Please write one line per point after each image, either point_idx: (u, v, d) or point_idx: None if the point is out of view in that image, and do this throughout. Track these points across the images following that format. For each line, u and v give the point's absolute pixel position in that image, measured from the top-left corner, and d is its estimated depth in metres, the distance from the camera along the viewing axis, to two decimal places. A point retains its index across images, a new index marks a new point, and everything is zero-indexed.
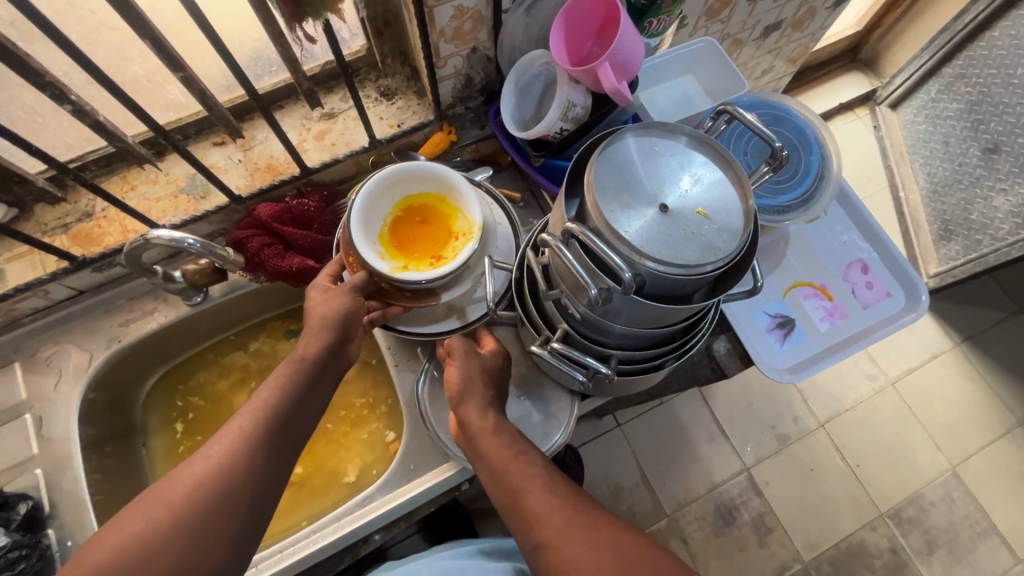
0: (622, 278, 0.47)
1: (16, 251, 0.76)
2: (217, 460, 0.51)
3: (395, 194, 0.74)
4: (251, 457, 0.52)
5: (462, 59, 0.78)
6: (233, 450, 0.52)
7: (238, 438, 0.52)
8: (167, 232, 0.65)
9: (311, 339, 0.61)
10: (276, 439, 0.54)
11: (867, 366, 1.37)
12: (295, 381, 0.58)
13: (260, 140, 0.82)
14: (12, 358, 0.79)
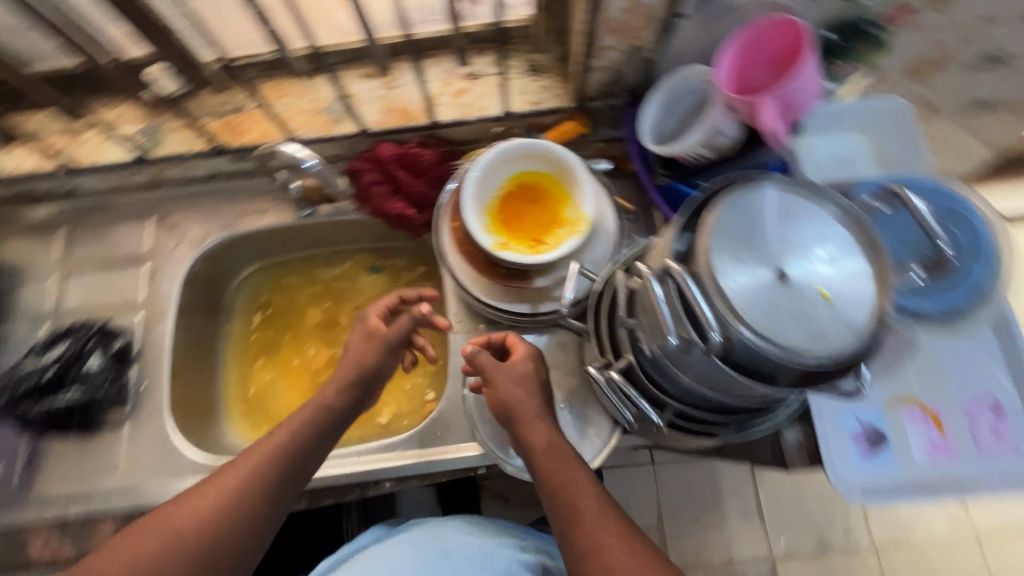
0: (708, 338, 0.45)
1: (177, 123, 0.86)
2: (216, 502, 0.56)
3: (512, 167, 0.73)
4: (249, 514, 0.57)
5: (620, 54, 0.74)
6: (231, 496, 0.56)
7: (238, 483, 0.57)
8: (293, 147, 0.74)
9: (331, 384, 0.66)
10: (282, 481, 0.59)
11: (955, 510, 1.19)
12: (305, 428, 0.62)
13: (403, 82, 0.85)
14: (148, 213, 0.90)
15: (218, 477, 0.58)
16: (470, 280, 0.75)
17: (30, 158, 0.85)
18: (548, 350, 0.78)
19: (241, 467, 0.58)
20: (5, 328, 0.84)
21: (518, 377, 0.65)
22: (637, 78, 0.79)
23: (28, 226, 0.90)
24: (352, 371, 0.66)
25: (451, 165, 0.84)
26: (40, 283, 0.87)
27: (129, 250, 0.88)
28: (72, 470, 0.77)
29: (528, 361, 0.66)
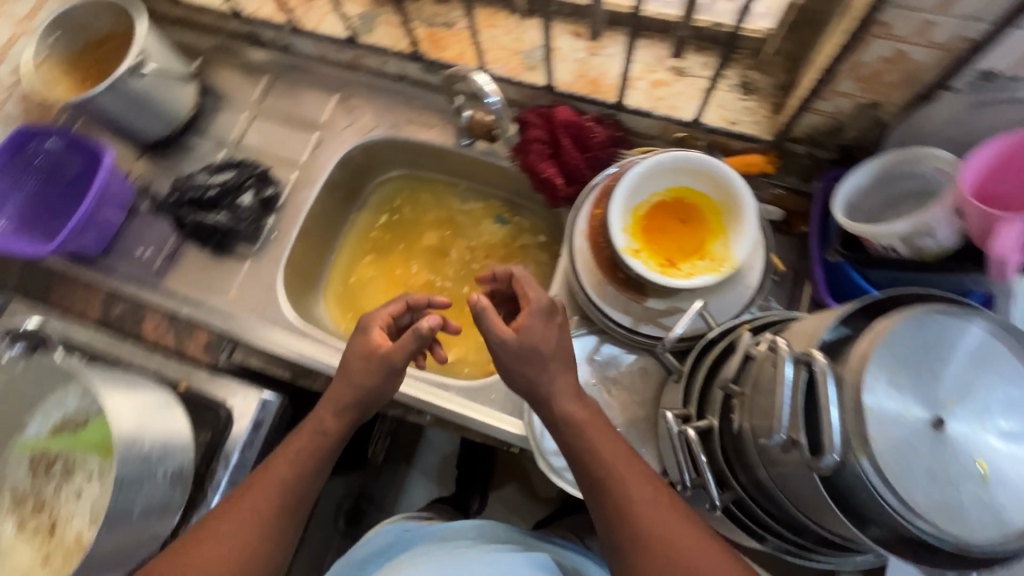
0: (822, 453, 0.37)
1: (392, 19, 0.90)
2: (226, 536, 0.60)
3: (678, 180, 0.68)
4: (257, 540, 0.61)
5: (853, 106, 0.64)
6: (238, 532, 0.60)
7: (244, 518, 0.61)
8: (484, 79, 0.72)
9: (330, 408, 0.67)
10: (281, 513, 0.62)
11: None
12: (305, 461, 0.65)
13: (607, 54, 0.82)
14: (335, 90, 0.97)
15: (223, 515, 0.62)
16: (585, 270, 0.73)
17: (268, 7, 0.95)
18: (628, 371, 0.74)
19: (247, 502, 0.62)
20: (196, 141, 0.97)
21: (526, 345, 0.61)
22: (859, 137, 0.68)
23: (243, 64, 1.01)
24: (353, 395, 0.67)
25: (617, 152, 0.80)
26: (233, 115, 0.98)
27: (308, 116, 0.96)
28: (196, 278, 0.88)
29: (539, 314, 0.63)
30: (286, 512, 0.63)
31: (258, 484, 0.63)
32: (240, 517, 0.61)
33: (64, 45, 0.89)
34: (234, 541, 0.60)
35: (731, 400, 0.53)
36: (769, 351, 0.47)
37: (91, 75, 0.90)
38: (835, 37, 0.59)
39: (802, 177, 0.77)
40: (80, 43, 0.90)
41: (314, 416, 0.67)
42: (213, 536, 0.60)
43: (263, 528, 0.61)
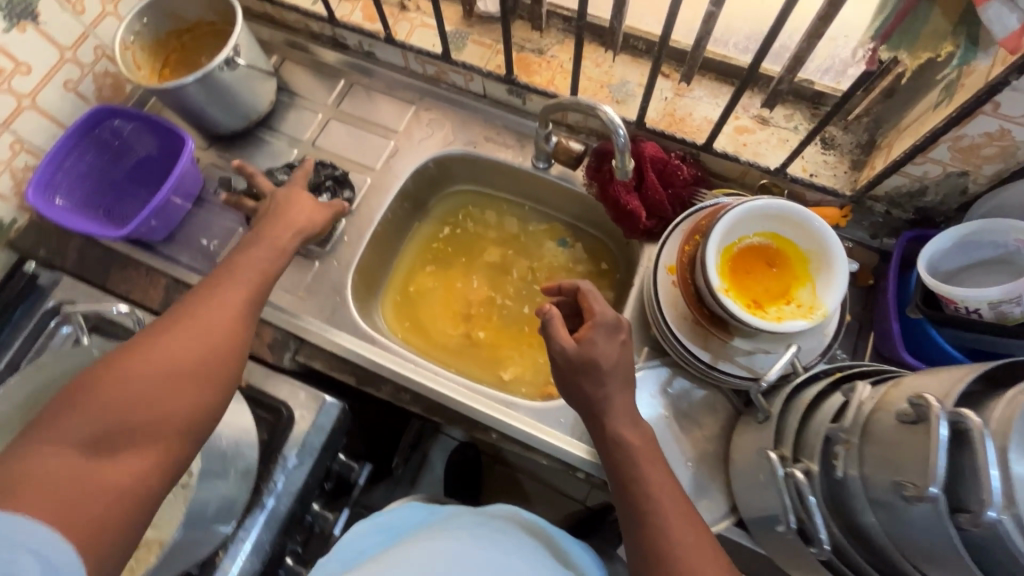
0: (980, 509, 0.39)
1: (481, 39, 0.92)
2: (186, 312, 0.61)
3: (769, 225, 0.70)
4: (213, 301, 0.64)
5: (942, 172, 0.68)
6: (199, 307, 0.62)
7: (204, 301, 0.63)
8: (613, 114, 0.65)
9: (289, 228, 0.75)
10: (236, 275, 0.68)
11: None
12: (257, 258, 0.70)
13: (694, 97, 0.85)
14: (414, 101, 0.98)
15: (182, 309, 0.62)
16: (667, 303, 0.75)
17: (358, 14, 0.96)
18: (698, 405, 0.76)
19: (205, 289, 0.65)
20: (268, 136, 0.97)
21: (584, 357, 0.65)
22: (939, 201, 0.72)
23: (321, 65, 1.01)
24: (305, 224, 0.77)
25: (698, 191, 0.83)
26: (308, 114, 0.98)
27: (385, 123, 0.97)
28: None
29: (602, 329, 0.67)
30: (250, 316, 0.66)
31: (212, 282, 0.66)
32: (203, 305, 0.63)
33: (151, 29, 0.89)
34: (204, 337, 0.60)
35: (834, 447, 0.55)
36: (894, 403, 0.49)
37: (175, 69, 0.92)
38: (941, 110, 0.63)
39: (871, 233, 0.80)
40: (165, 30, 0.91)
41: (268, 237, 0.73)
42: (177, 333, 0.59)
43: (219, 296, 0.64)
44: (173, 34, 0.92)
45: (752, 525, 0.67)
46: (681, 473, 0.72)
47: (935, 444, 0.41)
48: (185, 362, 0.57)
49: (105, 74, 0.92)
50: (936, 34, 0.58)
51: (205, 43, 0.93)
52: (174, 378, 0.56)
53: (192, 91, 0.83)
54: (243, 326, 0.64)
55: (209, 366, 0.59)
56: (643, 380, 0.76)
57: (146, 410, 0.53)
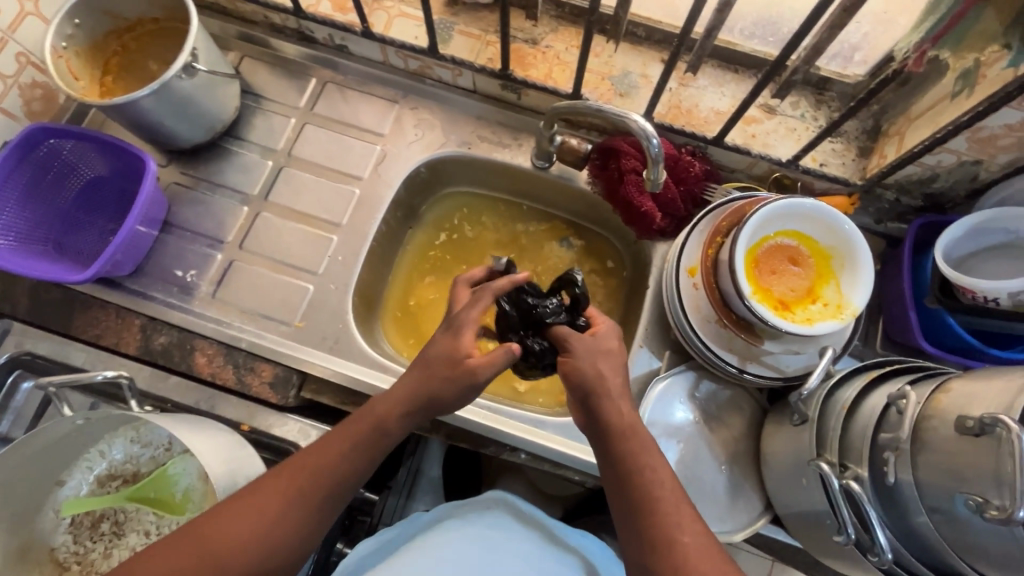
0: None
1: (468, 29, 0.85)
2: (240, 539, 0.51)
3: (791, 224, 0.69)
4: (275, 531, 0.52)
5: (956, 161, 0.68)
6: (250, 531, 0.51)
7: (264, 516, 0.52)
8: (645, 124, 0.65)
9: (391, 406, 0.58)
10: (307, 485, 0.54)
11: None
12: (349, 465, 0.56)
13: (698, 86, 0.81)
14: (397, 99, 0.90)
15: (246, 509, 0.52)
16: (691, 307, 0.73)
17: (327, 3, 0.86)
18: (723, 407, 0.76)
19: (262, 499, 0.53)
20: (236, 146, 0.87)
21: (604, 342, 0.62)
22: (947, 187, 0.72)
23: (285, 61, 0.91)
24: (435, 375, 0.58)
25: (708, 185, 0.80)
26: (279, 119, 0.88)
27: (367, 126, 0.88)
28: (249, 303, 0.80)
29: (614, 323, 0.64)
30: (313, 528, 0.54)
31: (288, 473, 0.54)
32: (265, 512, 0.52)
33: (84, 31, 0.76)
34: (238, 562, 0.50)
35: (883, 456, 0.55)
36: (946, 414, 0.50)
37: (119, 78, 0.80)
38: (961, 101, 0.62)
39: (875, 218, 0.81)
40: (102, 31, 0.79)
41: (373, 414, 0.58)
42: (228, 538, 0.51)
43: (286, 518, 0.53)
44: (112, 35, 0.79)
45: (788, 520, 0.69)
46: (714, 476, 0.73)
47: (1018, 466, 0.41)
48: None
49: (33, 85, 0.79)
50: (984, 34, 0.59)
51: (153, 45, 0.81)
52: None
53: (143, 104, 0.72)
54: (300, 545, 0.54)
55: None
56: (670, 387, 0.75)
57: None
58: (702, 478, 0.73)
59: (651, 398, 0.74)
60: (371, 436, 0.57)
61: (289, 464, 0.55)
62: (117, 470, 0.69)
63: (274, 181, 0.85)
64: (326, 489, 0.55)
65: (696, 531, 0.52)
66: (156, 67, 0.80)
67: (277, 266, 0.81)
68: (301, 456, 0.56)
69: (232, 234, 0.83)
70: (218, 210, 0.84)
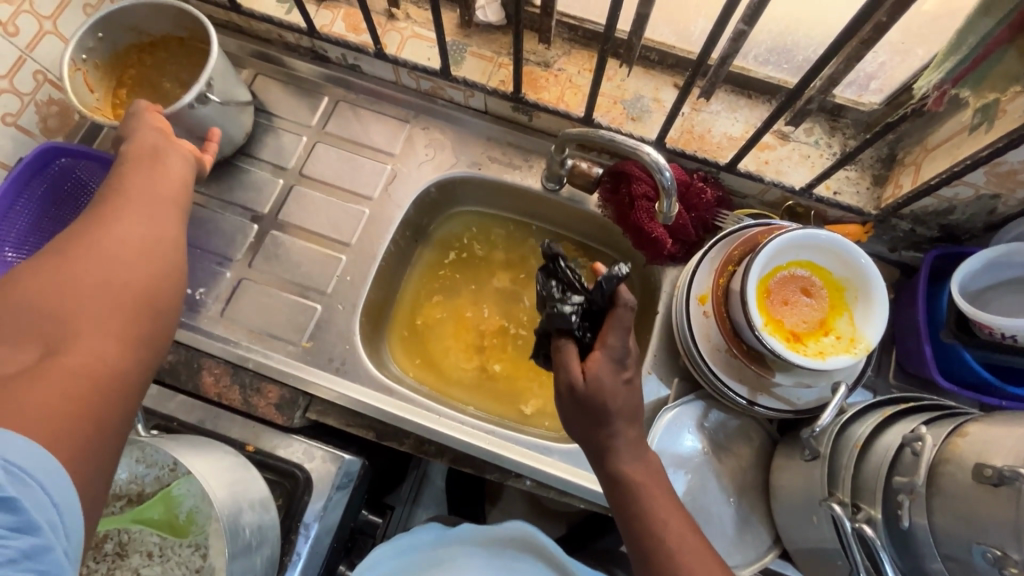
0: None
1: (481, 51, 0.85)
2: (113, 241, 0.52)
3: (804, 253, 0.68)
4: (143, 228, 0.55)
5: (974, 195, 0.67)
6: (114, 236, 0.52)
7: (126, 222, 0.54)
8: (656, 155, 0.65)
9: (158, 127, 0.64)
10: (140, 199, 0.57)
11: None
12: (168, 178, 0.61)
13: (711, 111, 0.81)
14: (408, 119, 0.90)
15: (88, 226, 0.53)
16: (702, 337, 0.72)
17: (341, 24, 0.87)
18: (733, 437, 0.75)
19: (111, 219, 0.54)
20: (248, 164, 0.87)
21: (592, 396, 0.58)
22: (964, 220, 0.71)
23: (299, 80, 0.91)
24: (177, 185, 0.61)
25: (720, 212, 0.80)
26: (291, 137, 0.89)
27: (379, 146, 0.88)
28: (257, 322, 0.79)
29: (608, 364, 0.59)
30: (167, 233, 0.57)
31: (124, 203, 0.56)
32: (128, 227, 0.54)
33: (107, 46, 0.77)
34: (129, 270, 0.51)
35: (898, 498, 0.54)
36: (963, 459, 0.49)
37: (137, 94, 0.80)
38: (980, 136, 0.61)
39: (890, 247, 0.79)
40: (121, 45, 0.79)
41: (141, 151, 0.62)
42: (99, 246, 0.51)
43: (142, 219, 0.56)
44: (131, 48, 0.80)
45: (797, 556, 0.68)
46: (723, 508, 0.72)
47: None
48: (120, 289, 0.50)
49: (50, 102, 0.80)
50: None
51: (171, 62, 0.81)
52: (91, 314, 0.47)
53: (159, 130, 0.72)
54: (172, 238, 0.57)
55: (157, 290, 0.53)
56: (679, 416, 0.74)
57: (81, 314, 0.47)
58: (710, 511, 0.72)
59: (660, 427, 0.73)
60: (149, 154, 0.62)
61: (109, 197, 0.57)
62: (122, 489, 0.68)
63: (285, 200, 0.86)
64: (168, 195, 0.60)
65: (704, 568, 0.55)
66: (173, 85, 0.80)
67: (286, 285, 0.81)
68: (107, 186, 0.58)
69: (241, 253, 0.83)
70: (228, 228, 0.84)
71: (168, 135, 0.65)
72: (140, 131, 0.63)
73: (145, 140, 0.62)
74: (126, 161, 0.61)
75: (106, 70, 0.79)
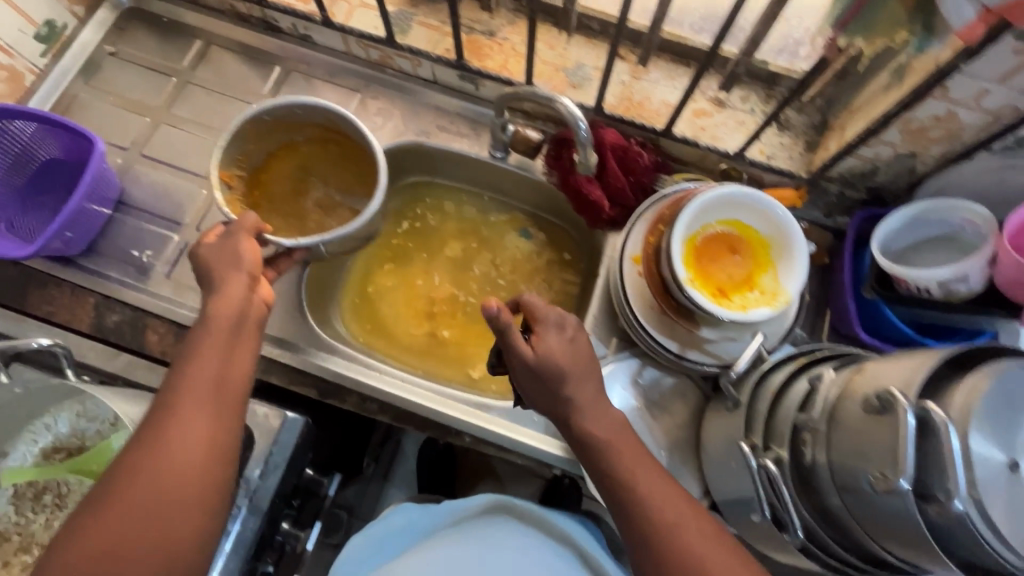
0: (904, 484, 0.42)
1: (427, 20, 0.86)
2: (168, 463, 0.52)
3: (731, 212, 0.70)
4: (202, 437, 0.55)
5: (893, 154, 0.69)
6: (174, 454, 0.53)
7: (185, 425, 0.54)
8: (571, 106, 0.67)
9: (230, 302, 0.61)
10: (206, 394, 0.56)
11: None
12: (238, 367, 0.59)
13: (651, 79, 0.83)
14: (359, 89, 0.91)
15: (152, 434, 0.53)
16: (635, 296, 0.74)
17: None
18: (669, 395, 0.77)
19: (172, 425, 0.54)
20: (199, 132, 0.89)
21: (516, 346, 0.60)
22: (889, 181, 0.73)
23: (251, 50, 0.93)
24: (244, 375, 0.60)
25: (659, 177, 0.82)
26: (241, 106, 0.90)
27: None
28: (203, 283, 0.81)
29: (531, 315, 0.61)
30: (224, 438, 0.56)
31: (186, 397, 0.56)
32: (188, 436, 0.54)
33: (299, 114, 0.76)
34: (185, 495, 0.52)
35: (802, 435, 0.56)
36: (857, 391, 0.51)
37: (276, 157, 0.81)
38: (893, 92, 0.63)
39: (825, 212, 0.81)
40: (321, 122, 0.77)
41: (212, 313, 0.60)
42: (157, 466, 0.52)
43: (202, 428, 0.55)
44: (315, 129, 0.79)
45: (724, 507, 0.69)
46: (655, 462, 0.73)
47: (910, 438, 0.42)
48: (170, 521, 0.51)
49: None
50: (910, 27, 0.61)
51: (340, 175, 0.82)
52: (142, 553, 0.50)
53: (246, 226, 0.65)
54: (232, 445, 0.56)
55: (210, 516, 0.54)
56: (613, 373, 0.76)
57: (136, 557, 0.49)
58: None
59: None
60: (225, 323, 0.60)
61: (176, 382, 0.57)
62: (62, 443, 0.69)
63: None
64: (227, 385, 0.58)
65: (687, 529, 0.54)
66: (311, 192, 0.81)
67: None
68: (174, 385, 0.57)
69: (190, 216, 0.84)
70: (177, 193, 0.85)
71: (246, 294, 0.62)
72: (222, 288, 0.62)
73: (227, 302, 0.61)
74: (202, 329, 0.59)
75: (278, 131, 0.78)
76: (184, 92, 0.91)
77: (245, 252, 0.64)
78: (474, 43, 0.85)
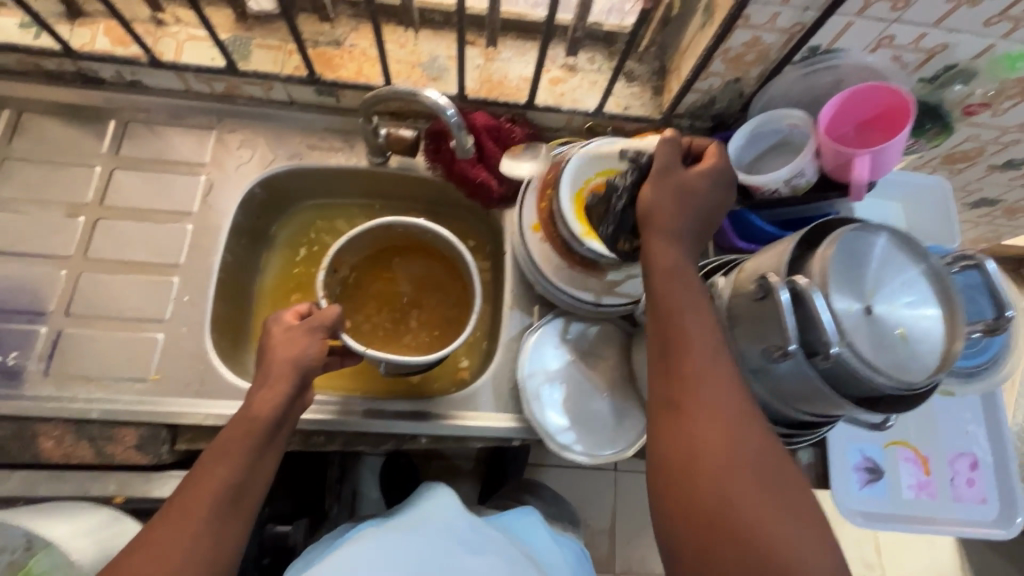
0: (793, 346, 0.50)
1: (268, 42, 0.83)
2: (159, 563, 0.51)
3: (604, 163, 0.76)
4: (201, 551, 0.53)
5: (722, 82, 0.78)
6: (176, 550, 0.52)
7: (191, 526, 0.53)
8: (435, 96, 0.69)
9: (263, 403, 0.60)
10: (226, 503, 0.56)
11: (867, 554, 1.40)
12: (259, 470, 0.59)
13: (503, 58, 0.87)
14: (212, 126, 0.86)
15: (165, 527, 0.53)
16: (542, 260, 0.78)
17: (103, 39, 0.80)
18: (594, 342, 0.82)
19: (183, 521, 0.53)
20: (37, 211, 0.79)
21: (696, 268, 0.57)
22: (726, 107, 0.83)
23: (75, 111, 0.84)
24: (256, 476, 0.59)
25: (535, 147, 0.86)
26: (81, 171, 0.82)
27: (184, 159, 0.84)
28: (93, 370, 0.73)
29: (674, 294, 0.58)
30: (222, 543, 0.55)
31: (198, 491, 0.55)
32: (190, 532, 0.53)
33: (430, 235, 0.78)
34: None
35: None
36: (744, 285, 0.59)
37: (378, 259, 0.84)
38: (708, 29, 0.72)
39: None
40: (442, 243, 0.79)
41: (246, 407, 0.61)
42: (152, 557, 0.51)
43: (208, 536, 0.54)
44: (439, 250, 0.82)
45: None
46: (600, 406, 0.79)
47: (786, 309, 0.50)
48: None
49: None
50: None
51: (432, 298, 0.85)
52: None
53: (317, 320, 0.65)
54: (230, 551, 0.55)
55: None
56: (543, 337, 0.80)
57: None
58: (588, 410, 0.78)
59: (524, 350, 0.79)
60: (248, 422, 0.60)
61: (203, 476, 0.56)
62: None
63: (90, 238, 0.79)
64: (234, 489, 0.57)
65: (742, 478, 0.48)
66: (410, 345, 0.83)
67: (116, 323, 0.76)
68: (197, 480, 0.56)
69: (55, 302, 0.75)
70: (29, 281, 0.76)
71: (289, 399, 0.62)
72: (270, 380, 0.62)
73: (256, 402, 0.61)
74: (233, 429, 0.60)
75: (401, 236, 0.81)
76: (5, 171, 0.80)
77: (307, 350, 0.64)
78: (322, 57, 0.83)
